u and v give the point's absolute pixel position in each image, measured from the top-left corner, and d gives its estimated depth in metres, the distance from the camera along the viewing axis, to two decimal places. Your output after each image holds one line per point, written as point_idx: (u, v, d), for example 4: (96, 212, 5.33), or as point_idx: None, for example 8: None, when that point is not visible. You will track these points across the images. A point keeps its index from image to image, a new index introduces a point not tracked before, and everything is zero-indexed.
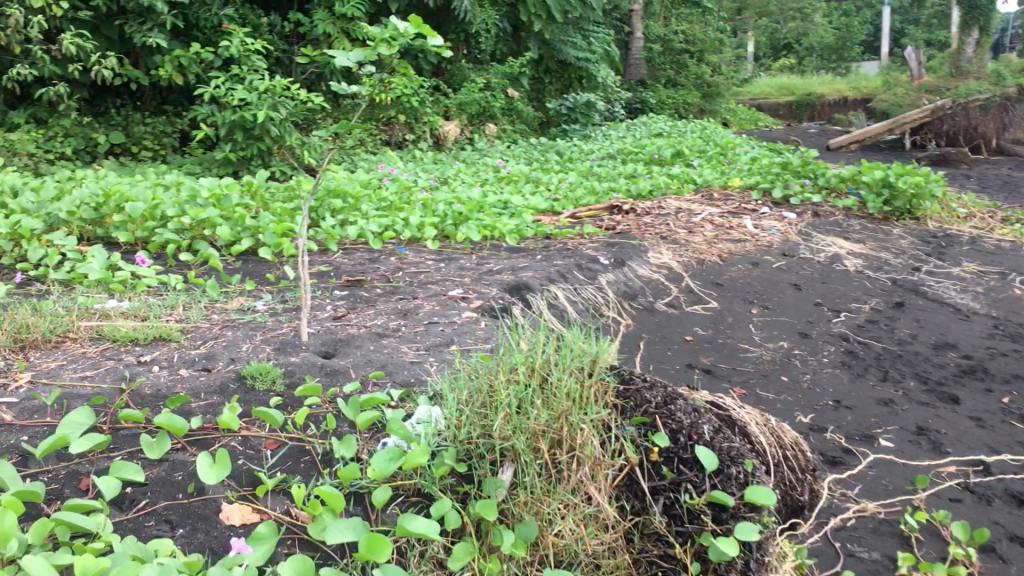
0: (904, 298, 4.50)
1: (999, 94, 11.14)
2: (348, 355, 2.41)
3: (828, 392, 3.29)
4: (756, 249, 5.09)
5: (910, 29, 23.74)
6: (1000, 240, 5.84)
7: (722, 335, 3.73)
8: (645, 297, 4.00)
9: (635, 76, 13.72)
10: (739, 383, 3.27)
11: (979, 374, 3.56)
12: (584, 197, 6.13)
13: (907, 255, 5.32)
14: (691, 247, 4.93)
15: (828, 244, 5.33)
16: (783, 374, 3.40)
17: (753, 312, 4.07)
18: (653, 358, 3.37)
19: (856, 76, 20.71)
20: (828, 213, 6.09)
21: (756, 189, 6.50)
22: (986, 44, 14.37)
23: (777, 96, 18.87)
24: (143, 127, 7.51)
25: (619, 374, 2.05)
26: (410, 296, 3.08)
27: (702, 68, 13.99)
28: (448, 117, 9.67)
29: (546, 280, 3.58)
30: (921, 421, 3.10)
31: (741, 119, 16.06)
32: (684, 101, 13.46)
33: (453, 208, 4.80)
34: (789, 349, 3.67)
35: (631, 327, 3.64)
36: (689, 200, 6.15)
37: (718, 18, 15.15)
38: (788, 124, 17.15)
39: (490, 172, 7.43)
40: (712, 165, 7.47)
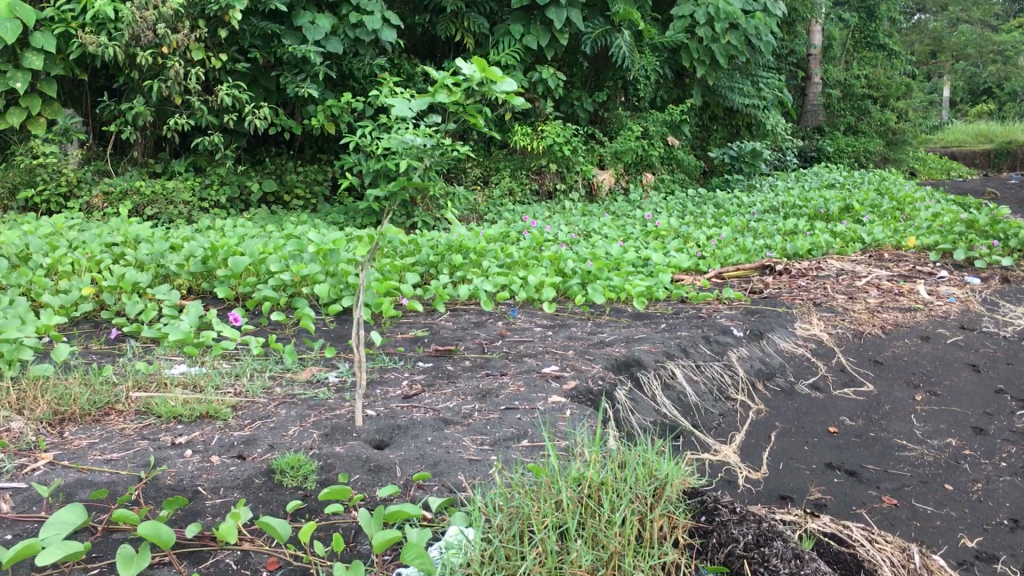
0: None
1: None
2: (401, 446, 2.10)
3: (1003, 506, 2.70)
4: (929, 320, 4.47)
5: None
6: None
7: (874, 427, 3.18)
8: (784, 376, 3.50)
9: (812, 122, 12.98)
10: (889, 491, 2.73)
11: None
12: (733, 255, 5.65)
13: None
14: (850, 316, 4.36)
15: (1017, 316, 4.62)
16: (947, 481, 2.83)
17: (916, 398, 3.47)
18: (785, 454, 2.89)
19: None
20: (1021, 278, 5.32)
21: (935, 249, 5.79)
22: None
23: (973, 144, 17.38)
24: (297, 176, 7.60)
25: (698, 505, 1.65)
26: (499, 371, 2.76)
27: (887, 115, 12.89)
28: (603, 166, 9.35)
29: (662, 354, 3.18)
30: None
31: (930, 170, 14.93)
32: (866, 149, 12.55)
33: (582, 266, 4.45)
34: (957, 449, 3.08)
35: (762, 414, 3.17)
36: (855, 261, 5.54)
37: (904, 63, 14.15)
38: (986, 174, 15.70)
39: (637, 225, 7.05)
40: (886, 221, 6.77)
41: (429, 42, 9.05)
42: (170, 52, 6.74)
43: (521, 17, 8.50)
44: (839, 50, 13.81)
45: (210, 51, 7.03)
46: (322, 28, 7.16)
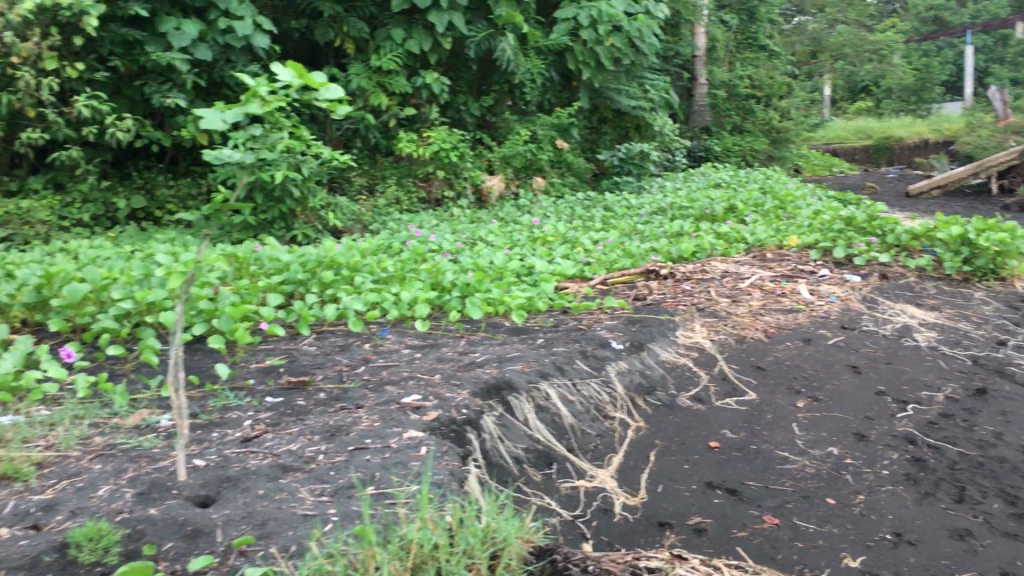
0: (987, 384, 3.84)
1: None
2: (226, 504, 1.86)
3: (885, 519, 2.62)
4: (811, 321, 4.42)
5: (996, 68, 22.03)
6: None
7: (756, 439, 3.07)
8: (664, 390, 3.36)
9: (699, 123, 13.03)
10: (770, 510, 2.61)
11: None
12: (619, 260, 5.52)
13: (991, 325, 4.66)
14: (732, 321, 4.28)
15: (896, 312, 4.65)
16: (829, 495, 2.74)
17: (799, 406, 3.39)
18: (664, 475, 2.75)
19: (938, 117, 19.44)
20: (899, 274, 5.38)
21: (816, 247, 5.79)
22: None
23: (854, 141, 17.83)
24: (167, 190, 7.19)
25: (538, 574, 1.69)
26: (354, 404, 2.53)
27: (771, 114, 13.09)
28: (492, 171, 9.14)
29: (536, 374, 3.02)
30: (1007, 564, 2.42)
31: (813, 167, 15.32)
32: (752, 148, 12.75)
33: (461, 277, 4.25)
34: (840, 458, 3.00)
35: (642, 432, 3.03)
36: (739, 263, 5.49)
37: (786, 61, 14.36)
38: (866, 170, 16.14)
39: (524, 231, 6.89)
40: (769, 220, 6.78)
41: (310, 48, 8.74)
42: (20, 62, 6.28)
43: (402, 21, 8.21)
44: (723, 52, 13.59)
45: (64, 59, 6.56)
46: (188, 34, 6.70)
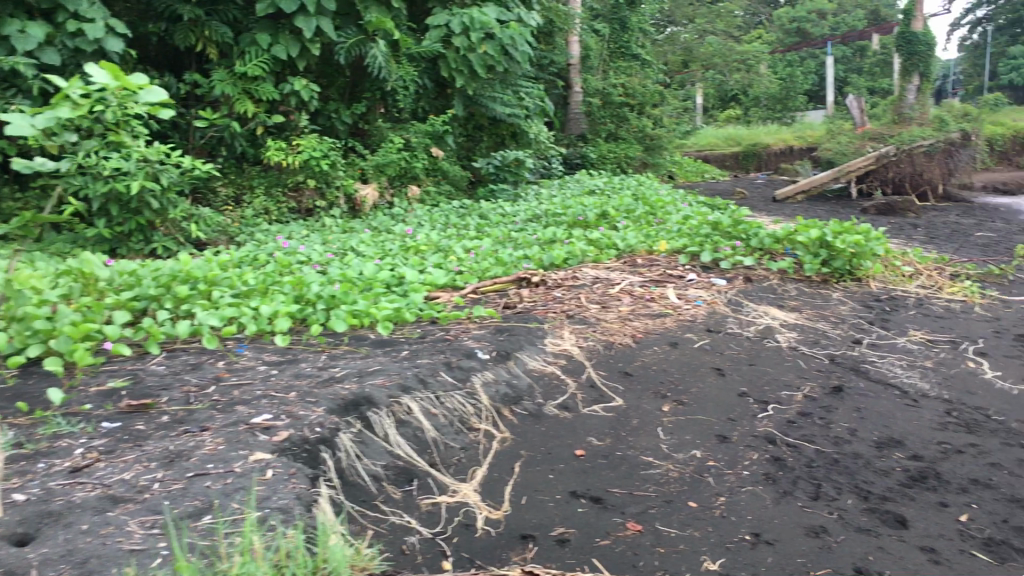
0: (842, 380, 3.98)
1: (942, 140, 12.58)
2: (46, 541, 1.73)
3: (745, 521, 2.66)
4: (678, 325, 4.48)
5: (854, 78, 23.09)
6: (949, 301, 5.53)
7: (620, 445, 3.07)
8: (531, 399, 3.33)
9: (575, 130, 13.07)
10: (634, 517, 2.61)
11: (930, 483, 3.06)
12: (491, 267, 5.47)
13: (847, 324, 4.85)
14: (601, 326, 4.30)
15: (759, 314, 4.77)
16: (690, 499, 2.76)
17: (664, 410, 3.42)
18: (529, 486, 2.70)
19: (801, 124, 20.24)
20: (762, 277, 5.53)
21: (684, 252, 5.89)
22: (928, 90, 14.05)
23: (724, 147, 18.35)
24: (14, 202, 6.78)
25: None
26: (199, 427, 2.42)
27: (644, 122, 13.31)
28: (366, 180, 8.97)
29: (397, 389, 2.93)
30: (860, 559, 2.49)
31: (686, 174, 15.70)
32: (626, 155, 12.96)
33: (327, 288, 4.12)
34: (702, 460, 3.04)
35: (508, 442, 2.98)
36: (609, 268, 5.53)
37: (657, 70, 14.66)
38: (735, 176, 16.63)
39: (397, 240, 6.78)
40: (639, 226, 6.87)
41: (171, 53, 8.43)
42: None
43: (267, 26, 7.99)
44: (597, 60, 13.64)
45: None
46: (34, 38, 6.33)
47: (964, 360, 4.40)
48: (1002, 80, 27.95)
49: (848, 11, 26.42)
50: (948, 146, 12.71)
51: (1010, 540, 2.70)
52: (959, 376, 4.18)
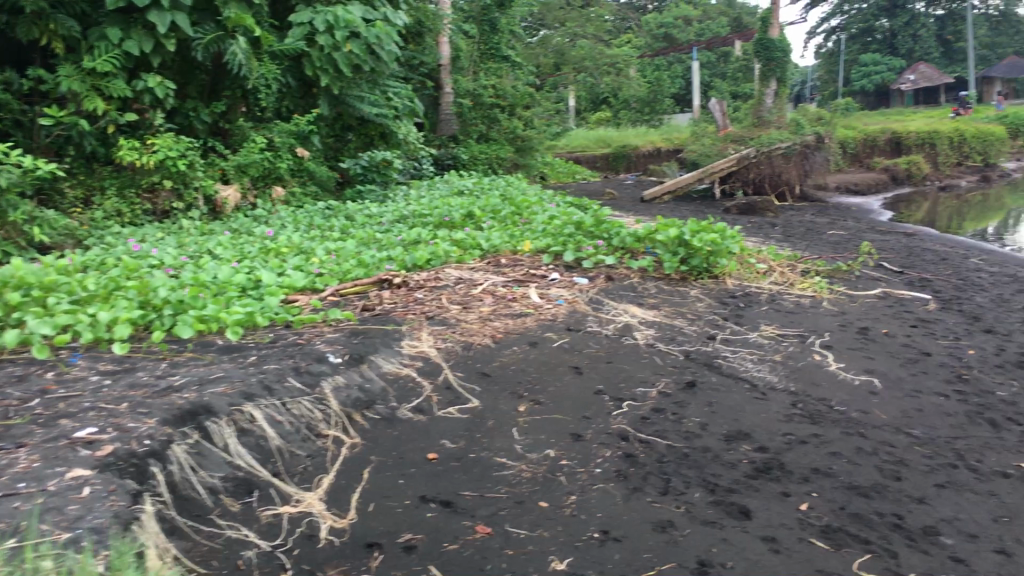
0: (696, 376, 4.08)
1: (799, 143, 13.16)
2: None
3: (594, 519, 2.67)
4: (538, 325, 4.49)
5: (718, 81, 23.84)
6: (800, 297, 5.75)
7: (474, 448, 3.04)
8: (384, 403, 3.27)
9: (446, 131, 13.00)
10: (485, 519, 2.58)
11: (774, 474, 3.16)
12: (353, 269, 5.36)
13: (703, 320, 4.98)
14: (461, 327, 4.26)
15: (618, 312, 4.84)
16: (542, 499, 2.76)
17: (520, 410, 3.41)
18: (378, 492, 2.64)
19: (669, 127, 20.74)
20: (623, 276, 5.61)
21: (547, 251, 5.92)
22: (784, 94, 14.63)
23: (595, 148, 18.61)
24: None
25: None
26: (15, 443, 2.34)
27: (515, 123, 13.35)
28: (227, 180, 8.66)
29: (239, 397, 2.83)
30: (704, 552, 2.55)
31: (558, 174, 15.85)
32: (497, 156, 12.98)
33: (175, 292, 3.94)
34: (556, 460, 3.04)
35: (358, 448, 2.90)
36: (472, 269, 5.51)
37: (527, 71, 14.74)
38: (605, 177, 16.90)
39: (256, 242, 6.57)
40: (504, 226, 6.87)
41: (14, 46, 7.98)
42: None
43: (118, 20, 7.63)
44: (467, 61, 13.62)
45: None
46: None
47: (811, 353, 4.58)
48: (855, 86, 29.39)
49: (712, 18, 27.25)
50: (803, 149, 13.33)
51: (846, 526, 2.81)
52: (806, 369, 4.34)
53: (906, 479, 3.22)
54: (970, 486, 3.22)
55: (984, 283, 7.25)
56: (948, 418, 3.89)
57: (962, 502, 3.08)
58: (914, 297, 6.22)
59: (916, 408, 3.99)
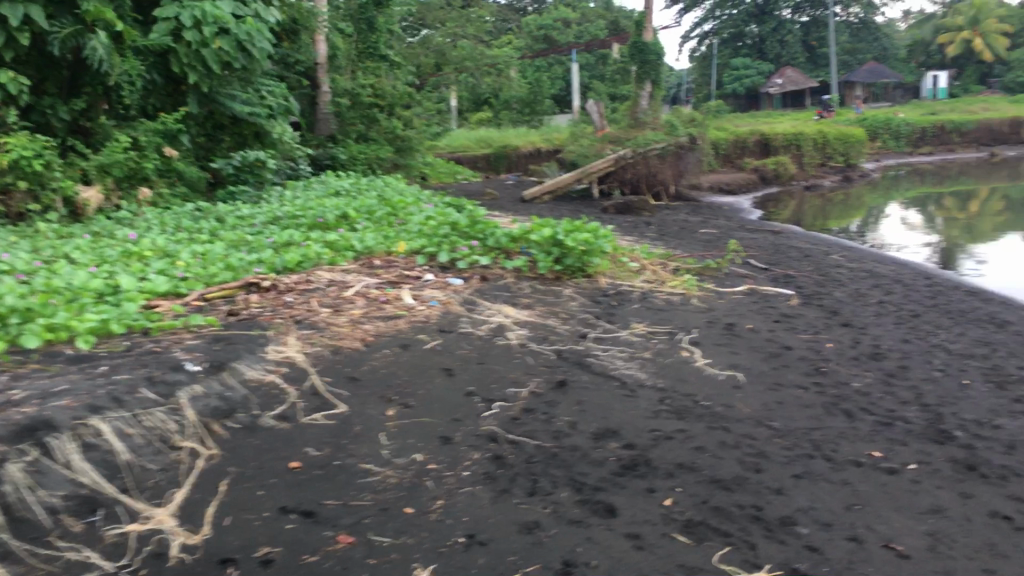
0: (567, 374, 4.11)
1: (673, 143, 13.51)
2: None
3: (460, 523, 2.65)
4: (410, 326, 4.43)
5: (596, 83, 24.24)
6: (670, 295, 5.88)
7: (339, 454, 2.97)
8: (245, 411, 3.17)
9: (325, 131, 12.80)
10: (348, 528, 2.53)
11: (640, 470, 3.20)
12: (219, 273, 5.17)
13: (575, 319, 5.02)
14: (330, 331, 4.17)
15: (492, 313, 4.83)
16: (408, 505, 2.71)
17: (389, 414, 3.35)
18: (235, 505, 2.55)
19: (548, 128, 20.90)
20: (497, 276, 5.62)
21: (421, 253, 5.85)
22: (659, 96, 14.96)
23: (476, 147, 18.58)
24: None
25: None
26: None
27: (393, 123, 13.19)
28: (88, 181, 8.24)
29: (85, 411, 2.76)
30: (568, 552, 2.56)
31: (439, 173, 15.77)
32: (377, 156, 12.79)
33: (22, 299, 3.72)
34: (423, 464, 3.01)
35: (215, 459, 2.80)
36: (344, 271, 5.41)
37: (406, 70, 14.61)
38: (486, 177, 16.93)
39: (117, 246, 6.26)
40: (379, 227, 6.77)
41: None
42: None
43: None
44: (345, 59, 13.16)
45: None
46: None
47: (679, 349, 4.69)
48: (727, 89, 30.29)
49: (590, 20, 27.65)
50: (677, 149, 13.69)
51: (708, 520, 2.88)
52: (675, 365, 4.44)
53: (766, 470, 3.32)
54: (825, 475, 3.34)
55: (844, 279, 7.58)
56: (806, 410, 4.04)
57: (818, 491, 3.20)
58: (778, 294, 6.44)
59: (777, 400, 4.12)
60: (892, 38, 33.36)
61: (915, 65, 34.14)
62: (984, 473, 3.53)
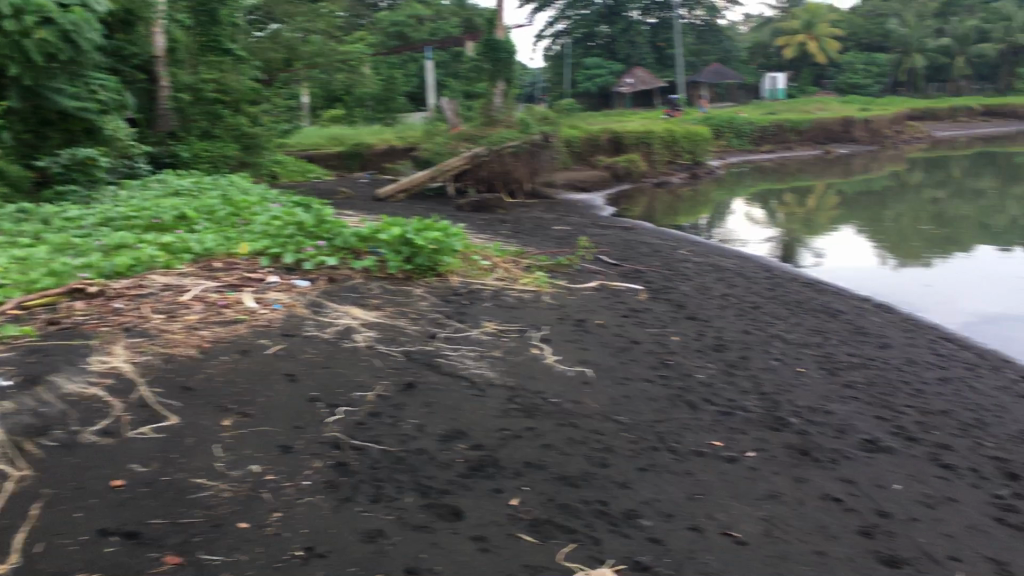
0: (416, 376, 4.03)
1: (526, 142, 13.62)
2: None
3: (299, 535, 2.54)
4: (251, 331, 4.26)
5: (451, 81, 24.20)
6: (522, 292, 5.89)
7: (168, 470, 2.81)
8: (64, 429, 2.97)
9: (165, 127, 12.12)
10: (177, 549, 2.39)
11: (488, 470, 3.17)
12: (41, 279, 4.82)
13: (425, 318, 4.96)
14: (164, 338, 3.96)
15: (339, 315, 4.71)
16: (241, 519, 2.58)
17: (225, 425, 3.20)
18: (48, 531, 2.38)
19: (403, 125, 20.70)
20: (345, 277, 5.48)
21: (265, 254, 5.64)
22: (512, 94, 15.05)
23: (328, 144, 18.18)
24: None
25: None
26: None
27: (240, 120, 12.72)
28: None
29: None
30: (411, 559, 2.50)
31: (289, 171, 15.34)
32: (222, 154, 12.31)
33: None
34: (260, 475, 2.87)
35: (26, 482, 2.63)
36: (181, 274, 5.15)
37: (252, 65, 14.13)
38: (339, 175, 16.61)
39: None
40: (221, 228, 6.49)
41: None
42: None
43: None
44: (186, 53, 12.32)
45: None
46: None
47: (529, 347, 4.69)
48: (579, 88, 30.73)
49: (443, 18, 27.58)
50: (531, 147, 13.80)
51: (554, 518, 2.86)
52: (525, 363, 4.43)
53: (612, 465, 3.35)
54: (669, 467, 3.40)
55: (690, 273, 7.81)
56: (652, 403, 4.11)
57: (662, 483, 3.25)
58: (627, 289, 6.56)
59: (624, 395, 4.18)
60: (734, 40, 34.68)
61: (756, 66, 35.63)
62: (817, 458, 3.68)
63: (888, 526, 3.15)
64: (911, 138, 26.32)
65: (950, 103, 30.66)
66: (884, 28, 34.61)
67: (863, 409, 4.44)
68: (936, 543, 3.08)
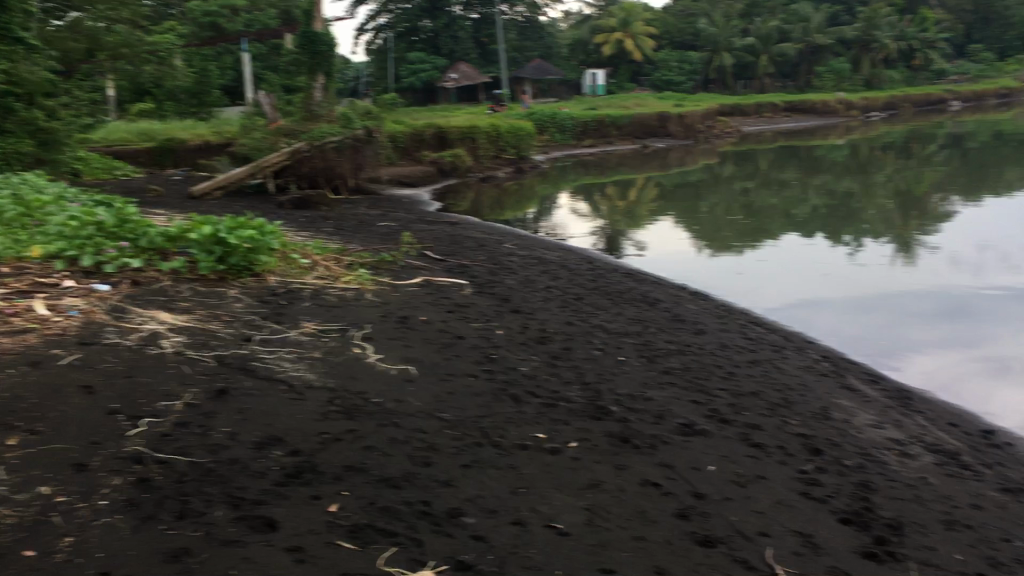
0: (229, 381, 3.83)
1: (350, 137, 13.37)
2: None
3: (93, 560, 2.34)
4: (43, 341, 3.93)
5: (269, 75, 23.48)
6: (343, 290, 5.74)
7: None
8: None
9: None
10: None
11: (305, 476, 3.03)
12: None
13: (240, 321, 4.73)
14: None
15: (144, 320, 4.42)
16: (26, 547, 2.35)
17: (8, 445, 2.91)
18: None
19: (220, 119, 19.89)
20: (152, 280, 5.17)
21: (61, 257, 5.22)
22: (333, 88, 14.73)
23: (137, 138, 17.17)
24: None
25: None
26: None
27: (34, 113, 11.81)
28: None
29: None
30: None
31: (94, 168, 14.41)
32: (16, 150, 11.40)
33: None
34: (50, 497, 2.63)
35: None
36: None
37: (48, 55, 13.16)
38: (150, 171, 15.74)
39: None
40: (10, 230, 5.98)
41: None
42: None
43: None
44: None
45: None
46: None
47: (350, 346, 4.56)
48: (403, 83, 30.49)
49: (260, 10, 26.71)
50: (355, 141, 13.56)
51: (374, 521, 2.77)
52: (346, 363, 4.30)
53: (435, 463, 3.28)
54: (493, 462, 3.37)
55: (514, 266, 7.86)
56: (476, 398, 4.07)
57: (485, 478, 3.21)
58: (452, 283, 6.52)
59: (448, 391, 4.12)
60: (555, 37, 35.38)
61: (576, 63, 36.47)
62: (636, 444, 3.75)
63: (704, 507, 3.24)
64: (721, 133, 27.66)
65: (756, 99, 32.44)
66: (694, 28, 36.21)
67: (679, 394, 4.58)
68: (747, 521, 3.19)
